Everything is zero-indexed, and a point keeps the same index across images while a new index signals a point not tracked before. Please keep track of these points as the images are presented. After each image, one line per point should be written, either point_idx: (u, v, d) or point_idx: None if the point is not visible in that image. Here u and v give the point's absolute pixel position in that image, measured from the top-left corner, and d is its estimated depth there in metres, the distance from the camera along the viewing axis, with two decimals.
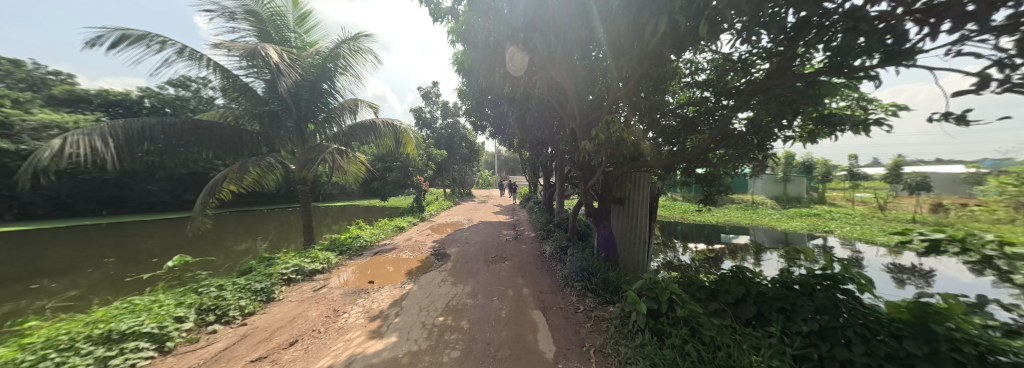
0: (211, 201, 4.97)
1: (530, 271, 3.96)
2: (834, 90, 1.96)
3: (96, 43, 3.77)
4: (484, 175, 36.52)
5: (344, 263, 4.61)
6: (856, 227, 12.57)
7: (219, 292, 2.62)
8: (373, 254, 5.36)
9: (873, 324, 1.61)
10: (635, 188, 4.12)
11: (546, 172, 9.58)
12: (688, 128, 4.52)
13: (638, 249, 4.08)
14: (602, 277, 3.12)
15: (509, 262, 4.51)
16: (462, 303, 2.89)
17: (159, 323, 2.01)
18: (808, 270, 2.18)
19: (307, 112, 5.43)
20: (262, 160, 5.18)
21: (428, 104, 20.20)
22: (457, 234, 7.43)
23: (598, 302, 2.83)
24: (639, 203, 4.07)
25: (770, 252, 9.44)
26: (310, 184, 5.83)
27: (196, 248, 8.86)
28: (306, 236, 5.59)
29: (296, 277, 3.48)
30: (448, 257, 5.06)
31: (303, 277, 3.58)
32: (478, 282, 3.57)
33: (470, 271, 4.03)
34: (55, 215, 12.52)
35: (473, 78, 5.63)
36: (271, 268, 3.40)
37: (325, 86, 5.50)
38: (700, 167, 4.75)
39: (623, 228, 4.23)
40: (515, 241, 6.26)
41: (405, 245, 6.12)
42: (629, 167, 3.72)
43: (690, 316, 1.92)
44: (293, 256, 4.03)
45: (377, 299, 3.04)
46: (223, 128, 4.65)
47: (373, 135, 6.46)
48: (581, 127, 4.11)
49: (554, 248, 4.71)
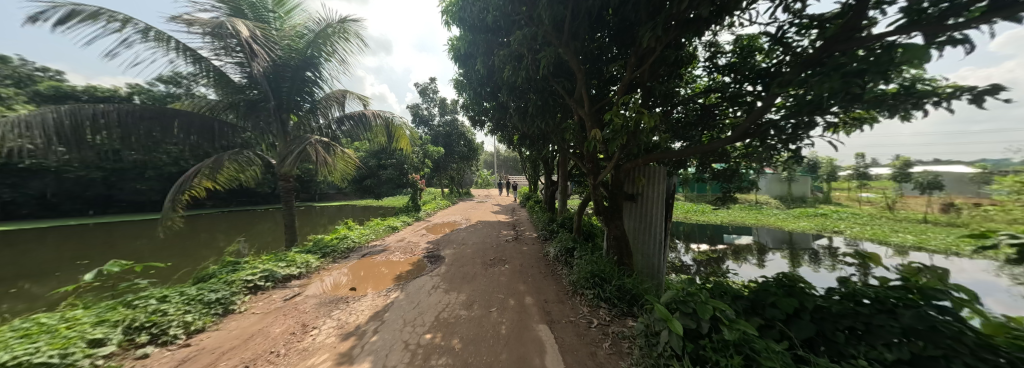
0: (183, 199, 4.60)
1: (532, 276, 3.54)
2: (925, 50, 1.53)
3: (41, 18, 3.39)
4: (484, 175, 35.89)
5: (327, 266, 4.17)
6: (866, 227, 12.19)
7: (160, 305, 2.17)
8: (361, 257, 4.92)
9: (996, 356, 1.17)
10: (650, 183, 3.69)
11: (548, 170, 9.15)
12: (705, 118, 4.11)
13: (652, 250, 3.66)
14: (616, 284, 2.69)
15: (509, 265, 4.08)
16: (454, 316, 2.46)
17: (62, 350, 1.55)
18: (879, 279, 1.73)
19: (289, 103, 5.11)
20: (238, 154, 4.92)
21: (426, 101, 19.78)
22: (453, 234, 6.99)
23: (614, 314, 2.41)
24: (653, 200, 3.65)
25: (774, 252, 9.16)
26: (294, 181, 5.42)
27: (179, 249, 8.43)
28: (289, 237, 5.15)
29: (264, 284, 3.03)
30: (442, 259, 4.63)
31: (274, 284, 3.14)
32: (474, 288, 3.15)
33: (465, 276, 3.60)
34: (40, 216, 12.01)
35: (472, 66, 5.26)
36: (233, 274, 2.94)
37: (309, 75, 5.15)
38: (718, 161, 4.31)
39: (635, 227, 3.80)
40: (516, 242, 5.81)
41: (396, 246, 5.66)
42: (643, 160, 3.29)
43: (742, 340, 1.48)
44: (266, 260, 3.57)
45: (355, 311, 2.61)
46: (192, 117, 4.20)
47: (363, 129, 6.03)
48: (586, 114, 3.72)
49: (558, 249, 4.28)
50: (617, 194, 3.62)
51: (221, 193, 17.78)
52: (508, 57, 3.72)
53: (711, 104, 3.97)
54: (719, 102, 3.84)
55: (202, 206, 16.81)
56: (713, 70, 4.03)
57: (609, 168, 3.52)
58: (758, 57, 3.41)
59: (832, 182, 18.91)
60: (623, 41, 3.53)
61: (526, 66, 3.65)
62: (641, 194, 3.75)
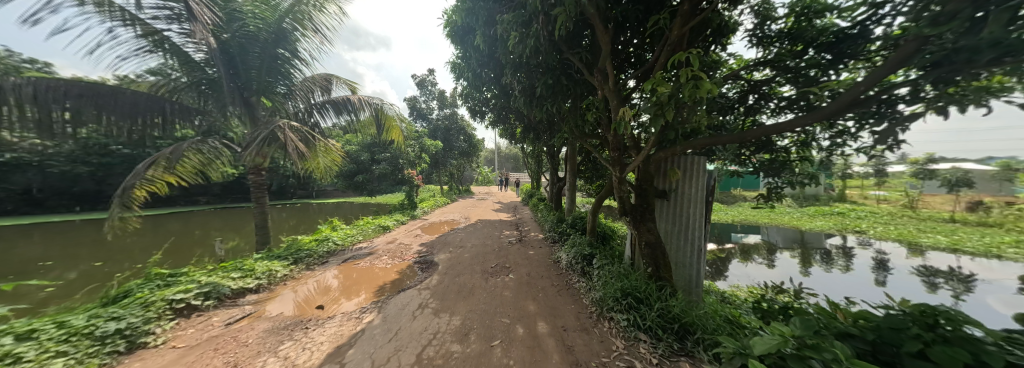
0: (137, 195, 4.23)
1: (543, 290, 2.88)
2: None
3: None
4: (484, 171, 34.87)
5: (298, 275, 3.52)
6: (890, 226, 11.48)
7: (16, 346, 1.51)
8: (342, 261, 4.30)
9: None
10: (686, 176, 2.99)
11: (554, 166, 8.47)
12: (748, 97, 3.44)
13: (689, 259, 2.98)
14: (658, 309, 2.02)
15: (514, 274, 3.43)
16: (444, 353, 1.81)
17: None
18: None
19: (262, 85, 4.47)
20: (202, 143, 4.65)
21: (423, 93, 19.03)
22: (450, 235, 6.32)
23: (662, 354, 1.74)
24: (691, 198, 2.95)
25: (780, 254, 8.27)
26: (265, 175, 4.77)
27: (154, 249, 7.72)
28: (260, 240, 4.55)
29: (200, 303, 2.39)
30: (435, 266, 3.97)
31: (216, 305, 2.49)
32: (472, 309, 2.48)
33: (461, 290, 2.93)
34: (24, 212, 11.47)
35: (470, 43, 4.53)
36: (157, 292, 2.28)
37: (282, 52, 4.49)
38: (762, 151, 3.60)
39: (668, 231, 3.09)
40: (520, 245, 5.16)
41: (385, 249, 5.03)
42: (684, 147, 2.57)
43: None
44: (212, 272, 2.92)
45: (310, 344, 1.95)
46: (136, 98, 3.54)
47: (349, 115, 5.42)
48: (610, 90, 3.01)
49: (572, 256, 3.59)
50: (646, 190, 2.91)
51: (214, 189, 17.13)
52: (516, 22, 3.00)
53: (759, 80, 3.27)
54: (769, 79, 3.14)
55: (194, 203, 16.18)
56: (756, 42, 3.34)
57: (638, 159, 2.82)
58: (829, 16, 2.68)
59: (846, 180, 18.18)
60: (651, 5, 2.88)
61: (538, 31, 2.93)
62: (675, 190, 3.04)
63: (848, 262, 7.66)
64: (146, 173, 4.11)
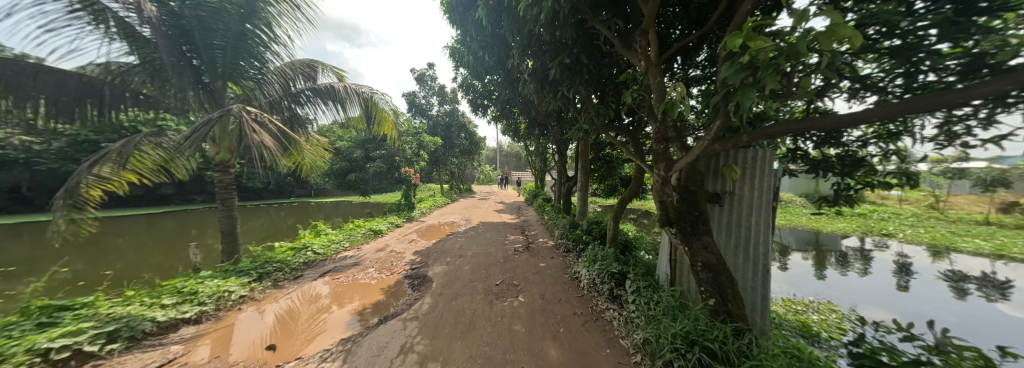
0: (92, 194, 3.58)
1: (562, 324, 2.22)
2: None
3: None
4: (484, 170, 33.95)
5: (256, 299, 2.92)
6: (920, 229, 10.74)
7: None
8: (321, 275, 3.67)
9: None
10: (744, 175, 2.33)
11: (562, 164, 7.82)
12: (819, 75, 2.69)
13: (752, 283, 2.32)
14: None
15: (523, 297, 2.77)
16: None
17: None
18: None
19: (230, 69, 3.84)
20: (159, 136, 4.07)
21: (423, 88, 18.41)
22: (449, 241, 5.69)
23: None
24: (752, 202, 2.30)
25: (799, 254, 7.80)
26: (234, 172, 4.11)
27: (130, 250, 7.09)
28: (228, 249, 3.96)
29: (90, 349, 1.82)
30: (428, 282, 3.33)
31: (118, 351, 1.92)
32: (471, 355, 1.83)
33: (459, 322, 2.28)
34: (11, 211, 11.01)
35: (469, 18, 3.85)
36: (26, 338, 1.71)
37: (252, 29, 3.80)
38: (831, 147, 2.92)
39: (723, 245, 2.44)
40: (528, 254, 4.51)
41: (372, 258, 4.40)
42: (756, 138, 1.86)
43: None
44: (133, 300, 2.41)
45: None
46: (64, 78, 2.91)
47: (334, 104, 4.79)
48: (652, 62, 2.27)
49: (594, 274, 2.94)
50: (697, 195, 2.23)
51: (210, 187, 16.63)
52: None
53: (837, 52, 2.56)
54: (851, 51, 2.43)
55: (190, 201, 15.65)
56: None
57: (686, 158, 2.13)
58: None
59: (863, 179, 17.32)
60: None
61: None
62: (729, 193, 2.39)
63: (865, 265, 6.96)
64: (93, 170, 3.46)
